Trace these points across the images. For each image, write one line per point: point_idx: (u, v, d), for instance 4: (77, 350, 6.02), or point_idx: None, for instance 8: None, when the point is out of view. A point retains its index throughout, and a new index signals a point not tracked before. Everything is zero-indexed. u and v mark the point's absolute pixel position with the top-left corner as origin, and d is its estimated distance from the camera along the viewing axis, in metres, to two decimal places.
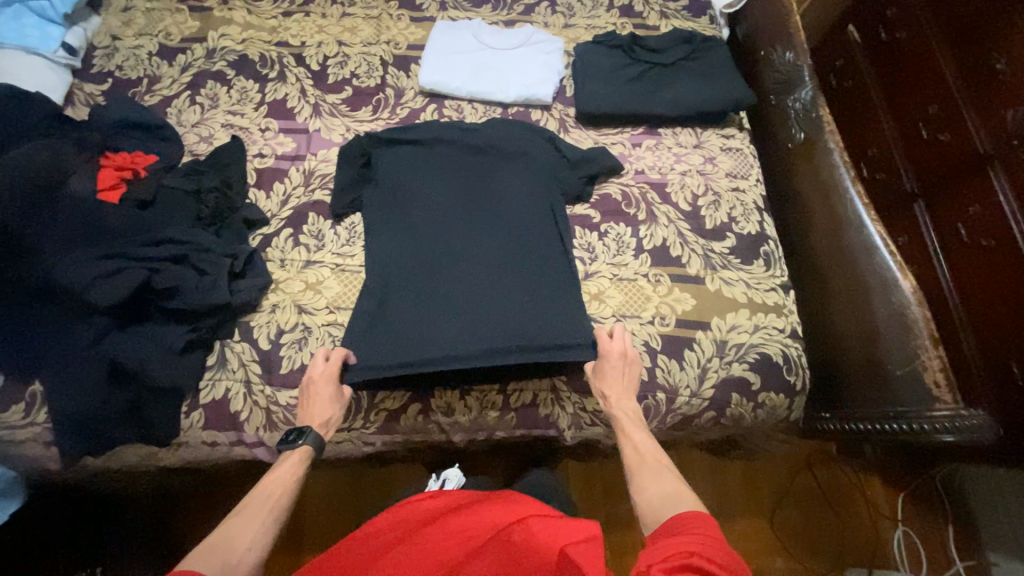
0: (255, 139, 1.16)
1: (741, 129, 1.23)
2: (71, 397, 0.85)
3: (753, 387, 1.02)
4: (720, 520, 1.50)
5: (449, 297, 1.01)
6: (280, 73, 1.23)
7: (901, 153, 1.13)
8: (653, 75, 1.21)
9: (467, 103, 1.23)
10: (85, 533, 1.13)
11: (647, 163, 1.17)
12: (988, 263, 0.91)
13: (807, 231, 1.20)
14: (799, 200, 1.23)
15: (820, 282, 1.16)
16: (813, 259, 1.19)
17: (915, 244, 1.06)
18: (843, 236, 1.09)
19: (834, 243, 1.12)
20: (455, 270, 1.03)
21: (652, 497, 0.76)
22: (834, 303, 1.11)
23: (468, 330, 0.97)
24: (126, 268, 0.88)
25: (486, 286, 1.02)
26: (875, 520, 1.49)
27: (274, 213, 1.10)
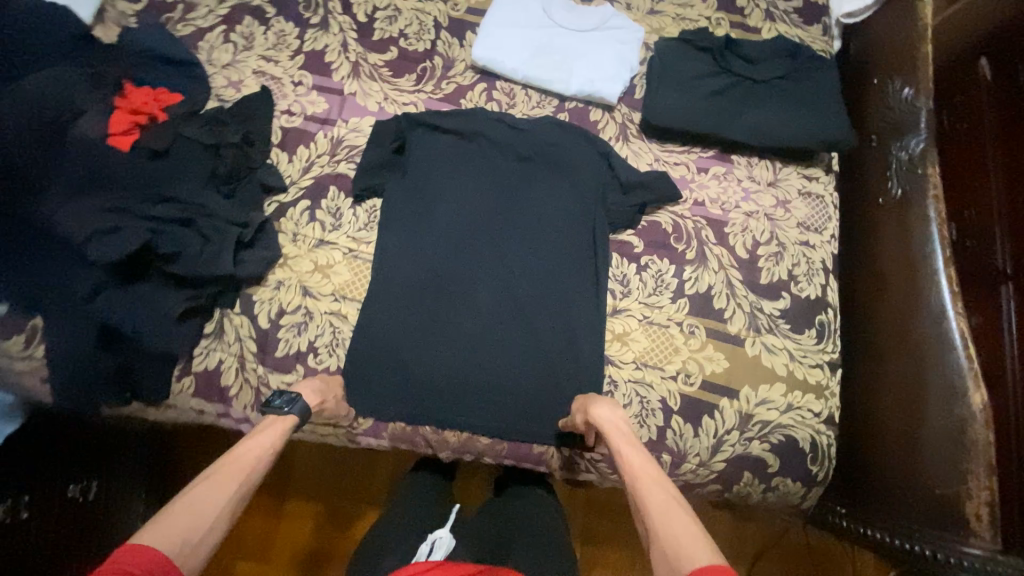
0: (285, 92, 1.06)
1: (828, 172, 1.06)
2: (61, 349, 0.82)
3: (768, 469, 0.93)
4: None
5: (468, 315, 0.97)
6: (324, 19, 1.11)
7: (1005, 231, 0.95)
8: (741, 91, 1.03)
9: (521, 88, 1.08)
10: (88, 447, 1.13)
11: (710, 195, 1.03)
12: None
13: (871, 306, 1.06)
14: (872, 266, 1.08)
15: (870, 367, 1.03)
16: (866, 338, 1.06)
17: (991, 345, 0.91)
18: (912, 324, 0.96)
19: (899, 329, 0.98)
20: (477, 287, 0.98)
21: (666, 536, 0.69)
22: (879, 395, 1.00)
23: (479, 355, 0.95)
24: (126, 227, 0.82)
25: (506, 310, 0.97)
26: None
27: (293, 181, 1.02)
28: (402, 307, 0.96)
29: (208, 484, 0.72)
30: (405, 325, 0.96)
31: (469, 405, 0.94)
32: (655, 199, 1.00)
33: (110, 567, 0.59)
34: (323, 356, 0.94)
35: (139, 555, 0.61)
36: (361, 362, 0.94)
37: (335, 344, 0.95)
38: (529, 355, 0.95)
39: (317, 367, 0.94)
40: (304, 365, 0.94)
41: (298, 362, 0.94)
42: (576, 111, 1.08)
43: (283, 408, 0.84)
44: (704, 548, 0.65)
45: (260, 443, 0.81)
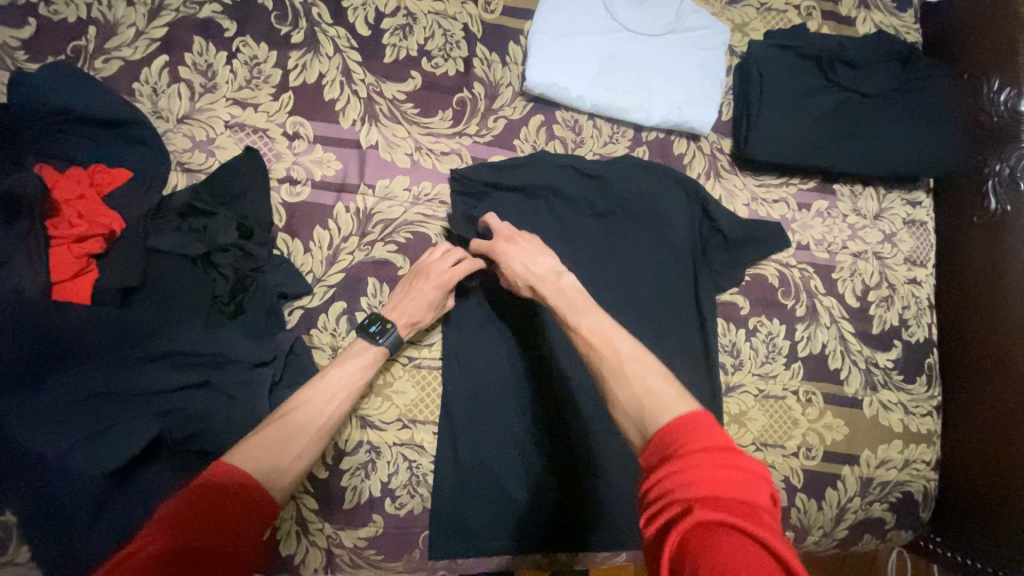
0: (279, 152, 0.78)
1: (929, 195, 0.95)
2: None
3: (886, 526, 0.90)
4: None
5: (562, 422, 0.80)
6: (309, 34, 0.80)
7: None
8: (849, 109, 0.87)
9: (587, 118, 0.86)
10: None
11: (814, 236, 0.90)
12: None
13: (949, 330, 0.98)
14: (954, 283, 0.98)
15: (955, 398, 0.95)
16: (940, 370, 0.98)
17: None
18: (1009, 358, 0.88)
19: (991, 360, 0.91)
20: (566, 389, 0.80)
21: (629, 392, 0.50)
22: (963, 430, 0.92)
23: (585, 467, 0.80)
24: (125, 422, 0.59)
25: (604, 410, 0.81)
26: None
27: (317, 276, 0.76)
28: (489, 425, 0.79)
29: (301, 409, 0.58)
30: (495, 447, 0.78)
31: (583, 525, 0.80)
32: (766, 254, 0.85)
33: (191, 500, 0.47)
34: (404, 499, 0.77)
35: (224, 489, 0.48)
36: (449, 503, 0.77)
37: (415, 482, 0.77)
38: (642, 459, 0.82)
39: (397, 513, 0.77)
40: (381, 514, 0.76)
41: (374, 511, 0.76)
42: (657, 145, 0.88)
43: (376, 338, 0.68)
44: (673, 396, 0.49)
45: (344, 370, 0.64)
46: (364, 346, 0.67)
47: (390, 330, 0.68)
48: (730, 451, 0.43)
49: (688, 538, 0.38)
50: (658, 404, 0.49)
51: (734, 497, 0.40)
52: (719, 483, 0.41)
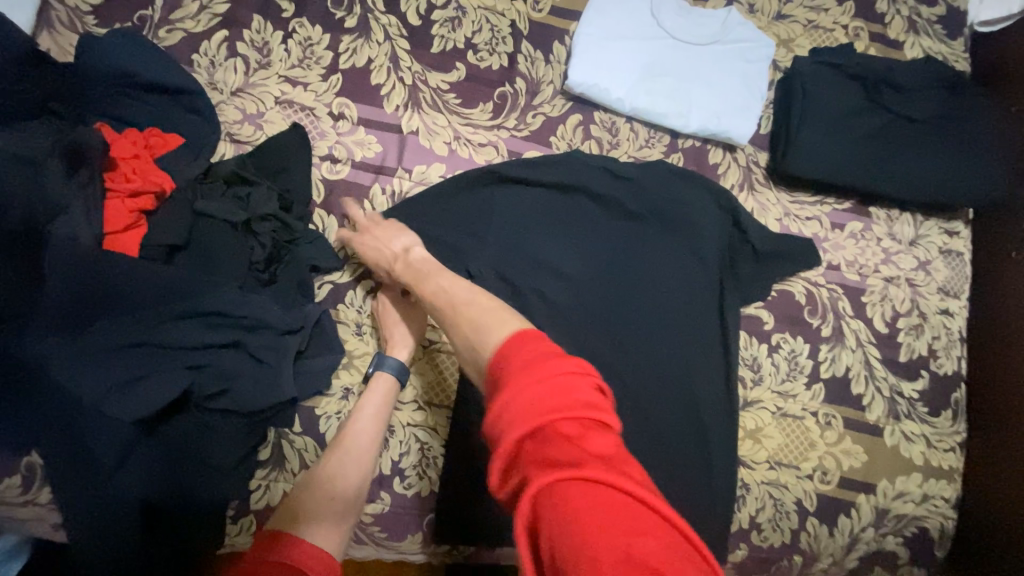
0: (323, 130, 0.80)
1: (968, 226, 0.93)
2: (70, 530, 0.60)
3: (899, 562, 0.88)
4: None
5: None
6: (362, 20, 0.83)
7: None
8: (892, 132, 0.86)
9: (625, 121, 0.87)
10: None
11: (846, 257, 0.88)
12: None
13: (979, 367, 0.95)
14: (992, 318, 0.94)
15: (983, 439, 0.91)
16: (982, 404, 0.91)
17: None
18: None
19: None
20: None
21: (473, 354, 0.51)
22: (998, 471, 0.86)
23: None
24: (158, 371, 0.62)
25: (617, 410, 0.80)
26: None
27: (348, 254, 0.79)
28: None
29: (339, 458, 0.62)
30: None
31: None
32: (793, 270, 0.85)
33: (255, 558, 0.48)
34: (413, 479, 0.78)
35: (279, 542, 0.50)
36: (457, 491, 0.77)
37: (425, 464, 0.78)
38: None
39: (405, 493, 0.77)
40: (389, 492, 0.77)
41: (383, 489, 0.77)
42: (694, 153, 0.88)
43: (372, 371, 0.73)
44: (502, 329, 0.50)
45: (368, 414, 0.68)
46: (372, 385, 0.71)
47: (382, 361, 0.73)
48: (546, 361, 0.41)
49: (532, 495, 0.34)
50: (484, 344, 0.50)
51: (561, 412, 0.38)
52: (538, 400, 0.39)
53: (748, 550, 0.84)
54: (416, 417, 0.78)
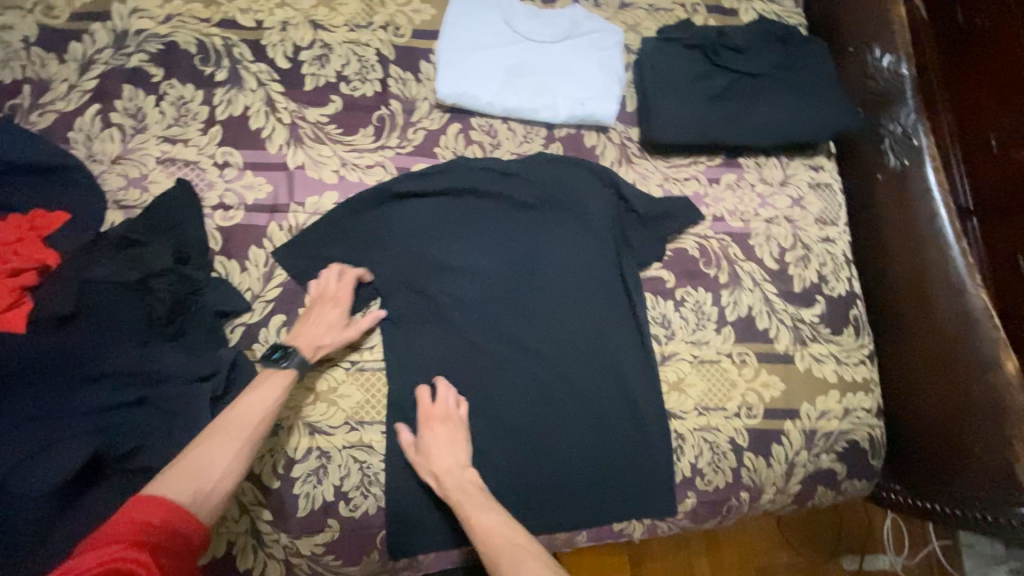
0: (210, 181, 0.83)
1: (829, 159, 1.03)
2: None
3: (837, 476, 0.93)
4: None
5: (514, 406, 0.85)
6: (233, 73, 0.87)
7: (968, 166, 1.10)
8: (739, 90, 0.95)
9: (502, 121, 0.92)
10: None
11: (727, 207, 0.96)
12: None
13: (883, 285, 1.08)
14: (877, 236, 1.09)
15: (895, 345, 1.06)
16: (886, 315, 1.07)
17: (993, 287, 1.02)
18: (933, 300, 0.99)
19: (923, 305, 1.00)
20: (509, 372, 0.86)
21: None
22: (914, 371, 1.02)
23: (534, 440, 0.84)
24: (63, 440, 0.62)
25: (547, 387, 0.86)
26: (874, 540, 1.42)
27: (255, 293, 0.80)
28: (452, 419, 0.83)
29: (217, 441, 0.62)
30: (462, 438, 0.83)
31: (540, 501, 0.84)
32: (681, 229, 0.92)
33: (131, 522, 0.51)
34: (357, 500, 0.78)
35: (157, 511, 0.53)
36: (405, 500, 0.79)
37: (368, 482, 0.79)
38: (591, 433, 0.86)
39: (352, 515, 0.78)
40: (336, 518, 0.77)
41: (329, 516, 0.77)
42: (572, 139, 0.94)
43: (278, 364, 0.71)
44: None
45: (259, 394, 0.68)
46: (269, 371, 0.71)
47: (295, 354, 0.73)
48: None
49: None
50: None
51: None
52: None
53: (696, 497, 0.87)
54: (349, 439, 0.79)
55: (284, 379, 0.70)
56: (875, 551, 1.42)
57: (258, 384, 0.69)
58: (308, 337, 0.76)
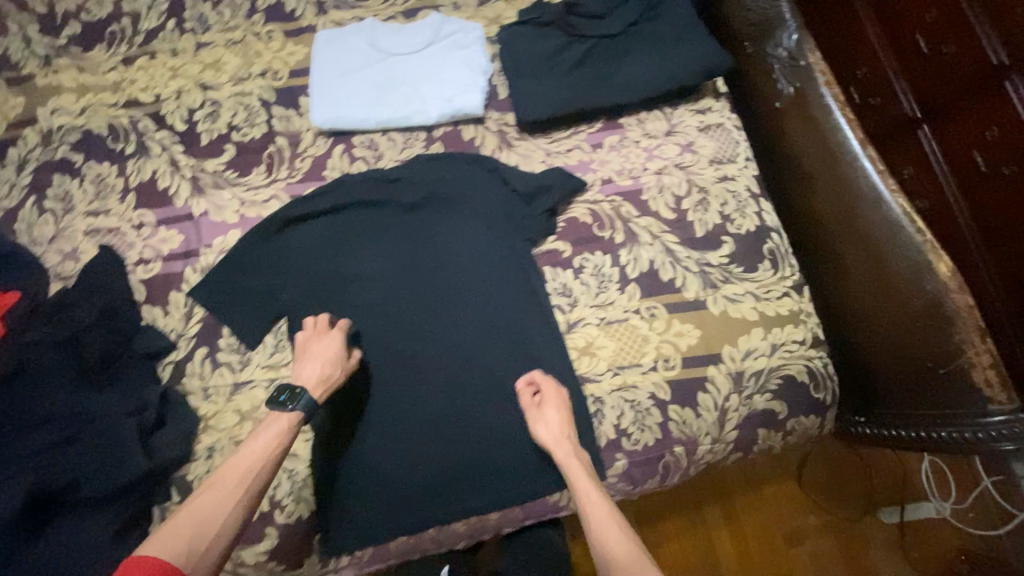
0: (130, 242, 0.93)
1: (717, 98, 1.02)
2: None
3: (780, 416, 0.89)
4: (766, 536, 1.28)
5: (423, 398, 0.87)
6: (140, 144, 0.98)
7: (899, 75, 1.22)
8: (602, 52, 0.97)
9: (380, 134, 0.98)
10: None
11: (614, 168, 0.97)
12: (1002, 187, 1.03)
13: (809, 212, 1.02)
14: (795, 162, 1.03)
15: (834, 271, 0.98)
16: (822, 248, 1.00)
17: (926, 181, 1.18)
18: (855, 216, 0.93)
19: (850, 228, 0.94)
20: (414, 367, 0.88)
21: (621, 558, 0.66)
22: (861, 300, 0.94)
23: (449, 429, 0.85)
24: (8, 479, 0.73)
25: (456, 375, 0.89)
26: (913, 485, 1.31)
27: (179, 332, 0.89)
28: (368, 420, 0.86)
29: (209, 495, 0.65)
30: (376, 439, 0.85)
31: (464, 488, 0.85)
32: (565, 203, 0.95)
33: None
34: (291, 506, 0.83)
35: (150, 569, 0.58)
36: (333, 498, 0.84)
37: (298, 488, 0.84)
38: (505, 413, 0.87)
39: (288, 521, 0.83)
40: (274, 526, 0.83)
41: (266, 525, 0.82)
42: (452, 135, 0.98)
43: (287, 406, 0.75)
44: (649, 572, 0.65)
45: (263, 436, 0.73)
46: (278, 412, 0.75)
47: (300, 395, 0.76)
48: None
49: None
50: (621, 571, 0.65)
51: None
52: None
53: (626, 458, 0.87)
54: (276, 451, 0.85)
55: (287, 421, 0.74)
56: (917, 498, 1.30)
57: (264, 426, 0.73)
58: (308, 377, 0.79)
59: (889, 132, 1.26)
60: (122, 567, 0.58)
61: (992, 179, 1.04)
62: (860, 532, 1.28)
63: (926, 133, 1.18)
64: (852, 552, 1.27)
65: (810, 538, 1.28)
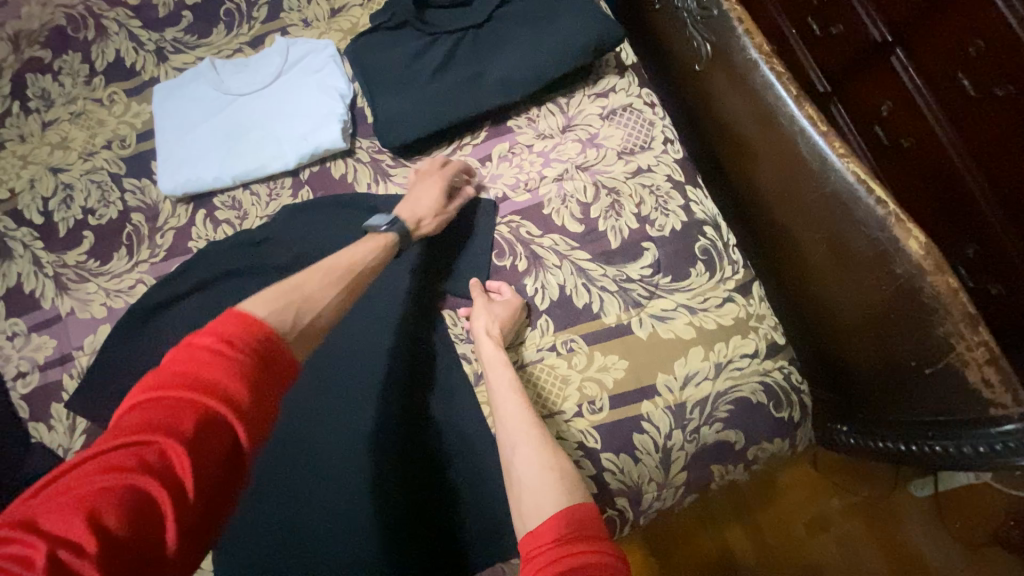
0: (6, 355, 0.86)
1: (620, 73, 0.85)
2: None
3: (737, 447, 0.75)
4: (784, 529, 1.10)
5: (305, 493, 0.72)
6: (2, 247, 0.90)
7: None
8: (469, 48, 0.82)
9: (242, 189, 0.86)
10: None
11: (508, 183, 0.83)
12: (999, 110, 0.84)
13: (750, 184, 0.81)
14: (724, 125, 0.83)
15: (789, 253, 0.79)
16: (771, 228, 0.80)
17: (908, 111, 0.98)
18: (801, 186, 0.72)
19: (799, 204, 0.73)
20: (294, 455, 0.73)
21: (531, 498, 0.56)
22: (826, 292, 0.74)
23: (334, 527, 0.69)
24: None
25: (338, 458, 0.72)
26: None
27: (65, 447, 0.82)
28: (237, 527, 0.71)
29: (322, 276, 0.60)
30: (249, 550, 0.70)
31: None
32: (469, 235, 0.82)
33: (212, 334, 0.45)
34: None
35: (243, 325, 0.46)
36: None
37: None
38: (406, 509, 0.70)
39: None
40: None
41: None
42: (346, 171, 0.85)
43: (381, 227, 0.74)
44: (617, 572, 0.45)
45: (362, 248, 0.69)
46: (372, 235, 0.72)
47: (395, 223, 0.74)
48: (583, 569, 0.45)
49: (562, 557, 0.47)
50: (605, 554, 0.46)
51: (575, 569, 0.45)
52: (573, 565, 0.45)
53: None
54: None
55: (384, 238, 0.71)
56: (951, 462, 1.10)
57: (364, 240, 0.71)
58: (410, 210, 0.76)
59: (863, 58, 1.04)
60: (226, 316, 0.47)
61: (982, 103, 0.86)
62: (890, 508, 1.10)
63: (902, 59, 0.96)
64: (884, 533, 1.09)
65: (834, 524, 1.10)
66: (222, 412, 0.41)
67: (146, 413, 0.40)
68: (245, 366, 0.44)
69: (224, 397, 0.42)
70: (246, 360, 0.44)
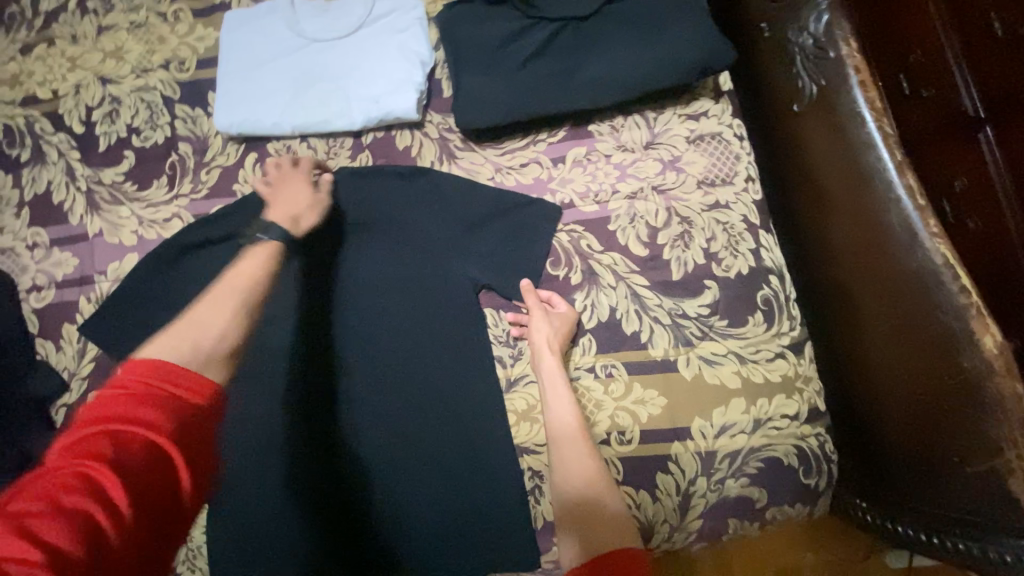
0: (24, 265, 0.83)
1: (716, 98, 0.81)
2: None
3: (758, 505, 0.73)
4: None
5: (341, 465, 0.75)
6: (35, 149, 0.85)
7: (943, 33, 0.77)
8: (567, 40, 0.77)
9: (299, 141, 0.82)
10: None
11: (577, 189, 0.79)
12: None
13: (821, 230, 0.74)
14: (805, 163, 0.75)
15: (845, 313, 0.72)
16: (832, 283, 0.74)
17: None
18: (875, 245, 0.65)
19: (869, 261, 0.67)
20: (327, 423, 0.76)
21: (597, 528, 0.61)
22: (877, 367, 0.68)
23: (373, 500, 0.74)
24: None
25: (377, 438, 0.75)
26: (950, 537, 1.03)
27: (72, 371, 0.79)
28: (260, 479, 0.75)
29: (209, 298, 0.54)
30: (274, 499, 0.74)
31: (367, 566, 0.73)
32: (531, 237, 0.77)
33: (127, 381, 0.45)
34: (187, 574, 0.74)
35: (154, 370, 0.46)
36: (227, 549, 0.73)
37: (193, 556, 0.74)
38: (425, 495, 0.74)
39: None
40: None
41: None
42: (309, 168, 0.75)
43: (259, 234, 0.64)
44: None
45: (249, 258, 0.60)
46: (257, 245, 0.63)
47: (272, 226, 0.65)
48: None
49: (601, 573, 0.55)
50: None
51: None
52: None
53: None
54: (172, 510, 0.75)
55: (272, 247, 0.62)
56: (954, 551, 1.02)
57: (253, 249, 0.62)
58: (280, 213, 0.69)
59: None
60: (137, 361, 0.46)
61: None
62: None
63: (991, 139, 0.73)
64: None
65: None
66: (151, 449, 0.42)
67: (74, 453, 0.41)
68: (176, 399, 0.45)
69: (151, 435, 0.43)
70: (173, 401, 0.45)
